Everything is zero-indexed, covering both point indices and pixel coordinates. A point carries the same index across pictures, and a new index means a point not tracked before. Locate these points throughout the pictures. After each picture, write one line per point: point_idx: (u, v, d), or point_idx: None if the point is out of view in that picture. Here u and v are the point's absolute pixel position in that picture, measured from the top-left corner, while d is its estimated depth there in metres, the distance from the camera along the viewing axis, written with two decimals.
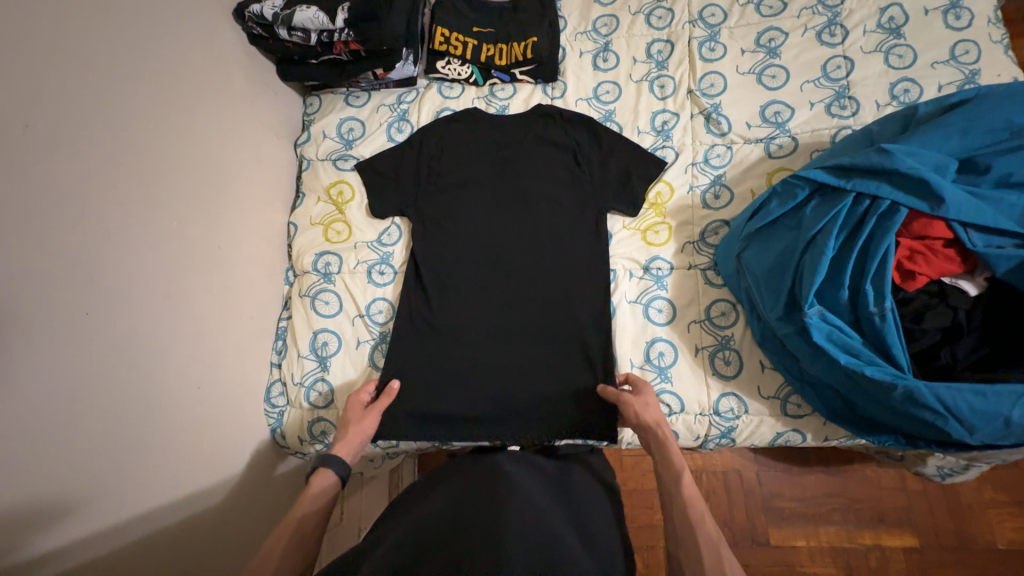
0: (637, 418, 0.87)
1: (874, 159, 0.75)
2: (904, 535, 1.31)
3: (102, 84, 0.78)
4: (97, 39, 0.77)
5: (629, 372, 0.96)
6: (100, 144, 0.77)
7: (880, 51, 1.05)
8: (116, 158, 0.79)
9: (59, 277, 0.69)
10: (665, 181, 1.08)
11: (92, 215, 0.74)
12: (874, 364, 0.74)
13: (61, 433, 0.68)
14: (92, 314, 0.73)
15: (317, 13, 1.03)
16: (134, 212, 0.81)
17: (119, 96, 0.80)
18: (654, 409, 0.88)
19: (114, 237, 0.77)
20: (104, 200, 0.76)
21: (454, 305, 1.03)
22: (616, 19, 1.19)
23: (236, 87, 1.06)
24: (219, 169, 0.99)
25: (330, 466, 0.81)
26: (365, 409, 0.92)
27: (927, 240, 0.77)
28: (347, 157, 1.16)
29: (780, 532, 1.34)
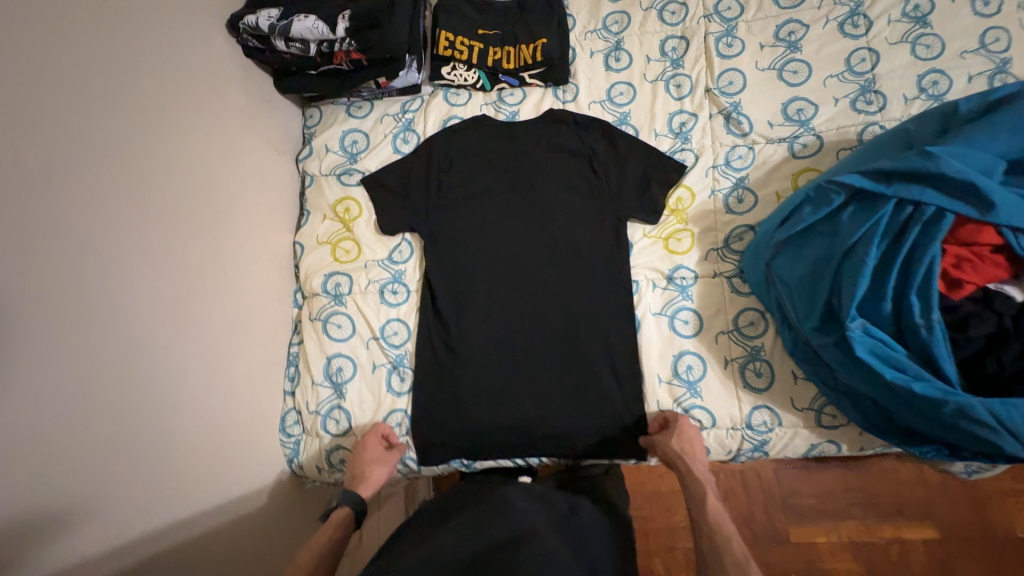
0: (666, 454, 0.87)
1: (918, 162, 0.71)
2: (924, 527, 1.29)
3: (93, 110, 0.72)
4: (83, 61, 0.72)
5: (667, 410, 0.93)
6: (95, 175, 0.72)
7: (906, 41, 1.01)
8: (112, 189, 0.74)
9: (64, 321, 0.65)
10: (685, 186, 1.04)
11: (91, 253, 0.70)
12: (922, 379, 0.70)
13: (71, 485, 0.64)
14: (99, 356, 0.69)
15: (316, 22, 0.98)
16: (135, 248, 0.76)
17: (112, 122, 0.75)
18: (690, 444, 0.87)
19: (115, 273, 0.73)
20: (103, 235, 0.72)
21: (473, 324, 0.99)
22: (627, 16, 1.14)
23: (233, 103, 1.00)
24: (221, 192, 0.94)
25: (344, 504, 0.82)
26: (384, 455, 0.92)
27: (974, 247, 0.74)
28: (352, 172, 1.11)
29: (801, 529, 1.32)
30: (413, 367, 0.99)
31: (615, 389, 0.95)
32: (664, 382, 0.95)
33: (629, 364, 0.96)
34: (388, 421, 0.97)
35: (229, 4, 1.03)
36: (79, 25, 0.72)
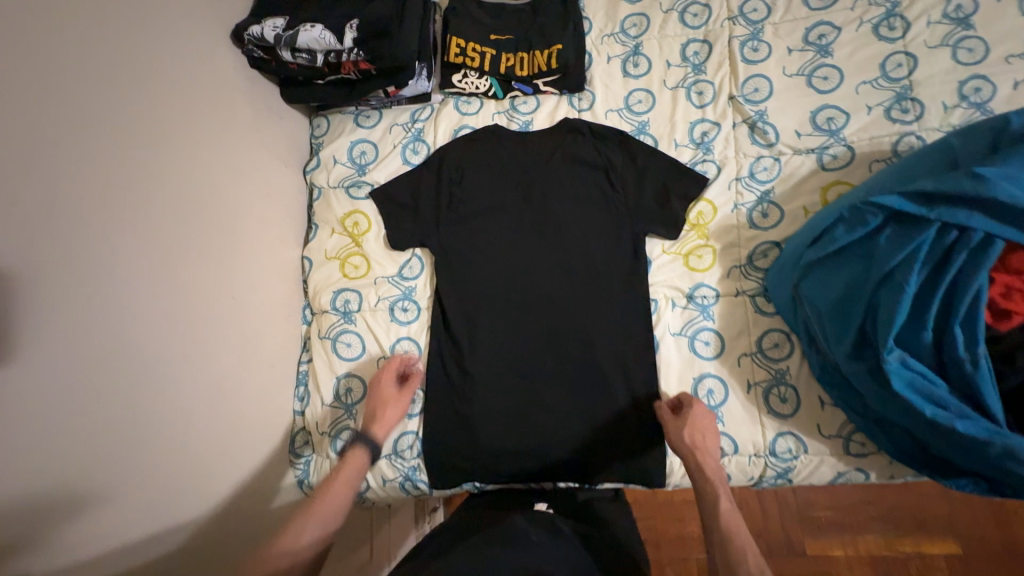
0: (680, 444, 0.83)
1: (966, 185, 0.66)
2: (946, 543, 1.25)
3: (92, 134, 0.70)
4: (82, 83, 0.69)
5: (683, 393, 0.89)
6: (97, 202, 0.69)
7: (946, 45, 0.94)
8: (116, 215, 0.72)
9: (63, 359, 0.64)
10: (707, 200, 0.99)
11: (92, 287, 0.68)
12: (965, 417, 0.66)
13: (65, 524, 0.64)
14: (99, 391, 0.67)
15: (323, 32, 0.95)
16: (138, 277, 0.74)
17: (113, 144, 0.72)
18: (706, 439, 0.83)
19: (119, 302, 0.71)
20: (106, 264, 0.70)
21: (485, 343, 0.97)
22: (647, 19, 1.08)
23: (239, 116, 0.97)
24: (228, 210, 0.92)
25: (363, 449, 0.84)
26: (397, 395, 0.92)
27: None
28: (360, 184, 1.08)
29: (817, 542, 1.29)
30: (424, 388, 0.97)
31: (633, 413, 0.92)
32: None
33: (647, 387, 0.93)
34: (399, 443, 0.96)
35: (234, 12, 0.99)
36: (78, 46, 0.69)
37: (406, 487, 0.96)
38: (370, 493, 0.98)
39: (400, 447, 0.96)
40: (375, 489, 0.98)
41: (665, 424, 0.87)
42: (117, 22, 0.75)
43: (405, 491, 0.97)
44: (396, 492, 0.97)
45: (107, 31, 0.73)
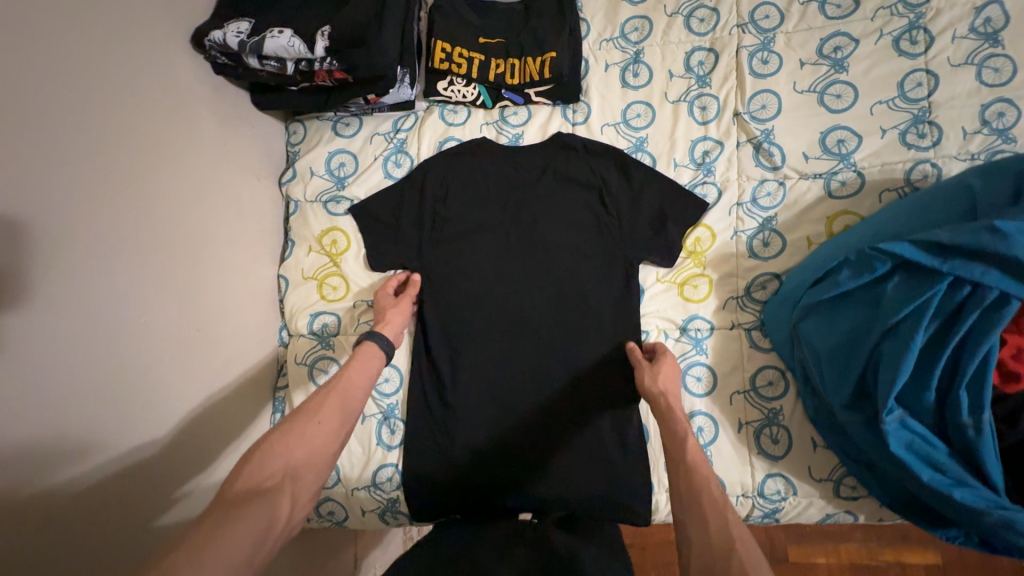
0: (650, 382, 0.78)
1: (985, 240, 0.61)
2: (927, 553, 1.22)
3: (38, 172, 0.63)
4: (24, 114, 0.62)
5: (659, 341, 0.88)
6: (48, 246, 0.64)
7: (971, 63, 0.87)
8: (68, 258, 0.67)
9: (16, 425, 0.60)
10: (705, 226, 0.94)
11: (41, 339, 0.63)
12: (962, 483, 0.64)
13: None
14: (57, 449, 0.64)
15: (292, 39, 0.86)
16: (93, 322, 0.69)
17: (64, 180, 0.66)
18: (674, 381, 0.79)
19: (74, 352, 0.67)
20: (58, 313, 0.65)
21: (469, 373, 0.93)
22: (649, 23, 1.00)
23: (205, 131, 0.90)
24: (193, 236, 0.86)
25: (375, 342, 0.82)
26: (396, 299, 0.91)
27: None
28: (339, 199, 1.02)
29: (800, 549, 1.26)
30: (404, 420, 0.94)
31: (618, 450, 0.89)
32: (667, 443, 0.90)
33: (634, 424, 0.90)
34: (378, 475, 0.93)
35: (195, 12, 0.90)
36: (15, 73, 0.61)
37: (386, 517, 0.94)
38: (350, 523, 0.96)
39: (379, 479, 0.93)
40: (354, 519, 0.96)
41: (637, 367, 0.84)
42: (62, 41, 0.67)
43: (385, 521, 0.95)
44: (376, 522, 0.95)
45: (49, 52, 0.65)
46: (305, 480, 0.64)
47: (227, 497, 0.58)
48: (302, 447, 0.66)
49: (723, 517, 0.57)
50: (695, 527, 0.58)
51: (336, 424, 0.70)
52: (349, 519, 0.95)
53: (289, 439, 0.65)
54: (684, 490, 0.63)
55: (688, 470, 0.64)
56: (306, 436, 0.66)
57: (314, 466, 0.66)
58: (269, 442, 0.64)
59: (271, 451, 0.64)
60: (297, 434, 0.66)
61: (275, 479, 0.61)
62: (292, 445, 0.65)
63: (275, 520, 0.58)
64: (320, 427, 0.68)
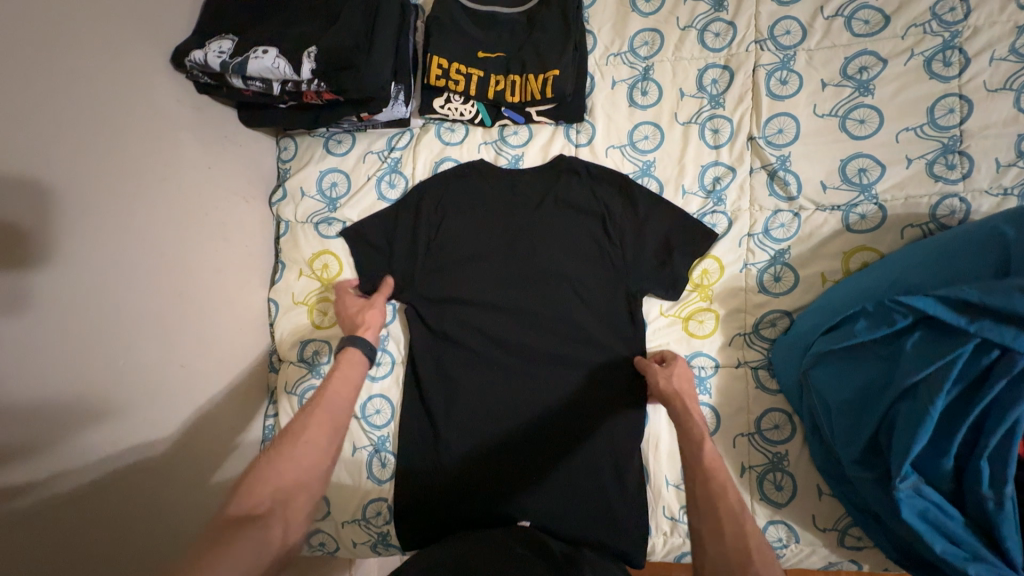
0: (664, 383, 0.76)
1: (1017, 303, 0.56)
2: None
3: (6, 225, 0.58)
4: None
5: (665, 348, 0.85)
6: (16, 304, 0.60)
7: (1009, 88, 0.80)
8: (38, 315, 0.62)
9: None
10: (713, 257, 0.89)
11: (17, 391, 0.60)
12: (980, 559, 0.60)
13: None
14: (31, 517, 0.62)
15: (276, 59, 0.81)
16: (72, 368, 0.67)
17: (30, 232, 0.62)
18: (689, 382, 0.76)
19: (46, 411, 0.63)
20: (24, 376, 0.61)
21: (462, 406, 0.90)
22: (659, 36, 0.94)
23: (187, 157, 0.85)
24: (175, 270, 0.82)
25: (358, 347, 0.77)
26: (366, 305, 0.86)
27: None
28: (331, 221, 0.98)
29: None
30: (394, 453, 0.93)
31: (617, 493, 0.86)
32: (665, 486, 0.88)
33: (634, 466, 0.86)
34: (368, 509, 0.93)
35: (175, 28, 0.84)
36: None
37: (378, 547, 0.94)
38: (342, 552, 0.96)
39: (368, 513, 0.93)
40: (346, 549, 0.96)
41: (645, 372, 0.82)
42: (35, 72, 0.63)
43: (377, 551, 0.95)
44: (368, 552, 0.95)
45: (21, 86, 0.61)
46: (296, 503, 0.62)
47: (218, 522, 0.56)
48: (292, 470, 0.63)
49: (740, 526, 0.57)
50: (713, 537, 0.58)
51: (328, 439, 0.67)
52: (341, 549, 0.95)
53: (282, 460, 0.63)
54: (701, 494, 0.61)
55: (706, 476, 0.62)
56: (297, 458, 0.63)
57: (306, 488, 0.63)
58: (261, 465, 0.62)
59: (264, 474, 0.61)
60: (287, 458, 0.63)
61: (265, 504, 0.59)
62: (283, 468, 0.62)
63: (268, 545, 0.57)
64: (309, 447, 0.65)
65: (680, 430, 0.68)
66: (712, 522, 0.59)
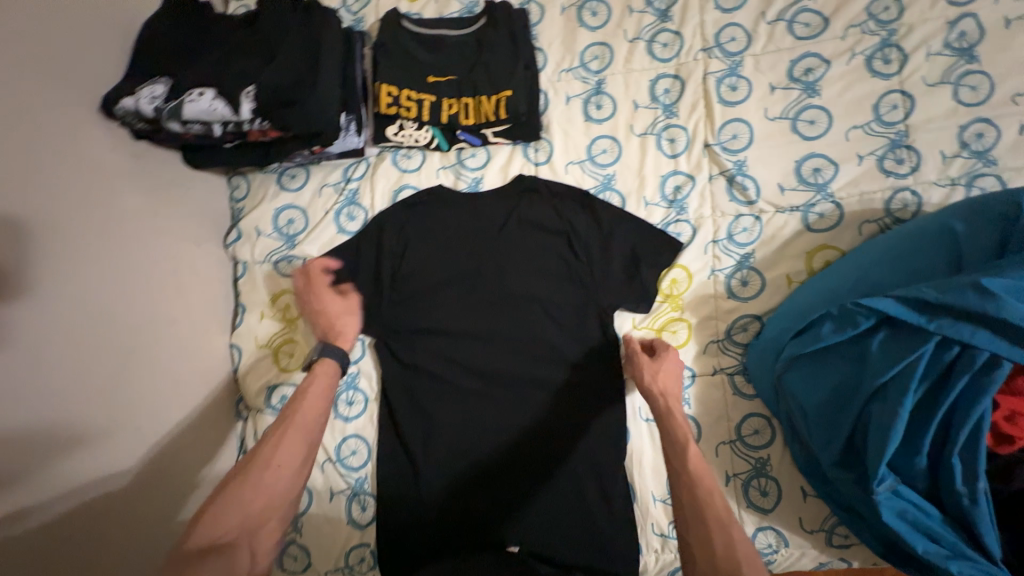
0: (649, 381, 0.74)
1: (972, 300, 0.57)
2: None
3: None
4: None
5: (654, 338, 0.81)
6: None
7: (947, 81, 0.82)
8: None
9: None
10: (681, 266, 0.89)
11: None
12: (961, 556, 0.61)
13: None
14: None
15: (213, 101, 0.79)
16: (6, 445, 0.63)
17: None
18: (675, 379, 0.74)
19: None
20: None
21: (440, 437, 0.87)
22: (609, 49, 0.94)
23: (126, 208, 0.82)
24: (121, 327, 0.79)
25: (331, 359, 0.77)
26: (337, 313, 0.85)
27: None
28: (290, 259, 0.95)
29: None
30: (374, 495, 0.89)
31: (604, 515, 0.84)
32: (653, 503, 0.86)
33: (620, 485, 0.85)
34: (350, 556, 0.89)
35: (104, 73, 0.80)
36: None
37: None
38: None
39: (351, 560, 0.89)
40: None
41: (631, 360, 0.79)
42: None
43: None
44: None
45: None
46: (262, 529, 0.64)
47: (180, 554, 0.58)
48: (260, 496, 0.64)
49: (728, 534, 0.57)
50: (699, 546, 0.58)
51: (298, 462, 0.68)
52: None
53: (249, 488, 0.64)
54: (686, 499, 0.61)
55: (691, 482, 0.62)
56: (265, 484, 0.65)
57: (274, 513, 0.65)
58: (228, 492, 0.63)
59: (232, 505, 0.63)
60: (254, 485, 0.64)
61: (232, 535, 0.61)
62: (250, 495, 0.64)
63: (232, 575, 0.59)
64: (279, 471, 0.66)
65: (665, 434, 0.68)
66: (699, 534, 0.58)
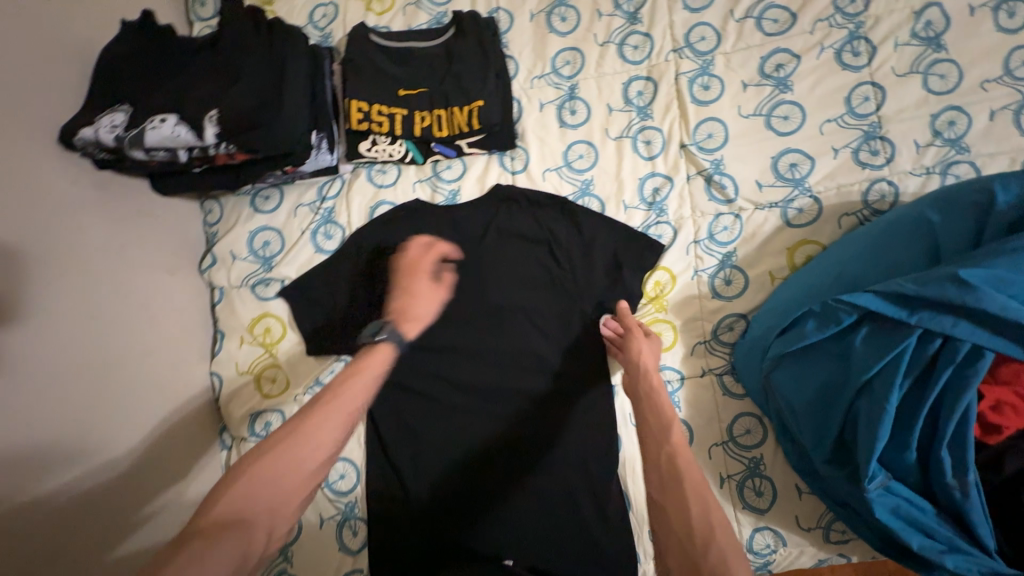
0: (645, 356, 0.73)
1: (951, 292, 0.57)
2: None
3: None
4: None
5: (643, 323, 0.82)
6: None
7: (916, 71, 0.82)
8: None
9: None
10: (664, 268, 0.88)
11: None
12: (956, 549, 0.60)
13: None
14: None
15: (176, 128, 0.77)
16: None
17: None
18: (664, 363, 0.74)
19: None
20: None
21: (430, 454, 0.86)
22: (580, 54, 0.93)
23: (93, 240, 0.79)
24: (94, 363, 0.76)
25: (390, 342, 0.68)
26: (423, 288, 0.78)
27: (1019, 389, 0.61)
28: (267, 281, 0.93)
29: None
30: (365, 519, 0.87)
31: (600, 526, 0.82)
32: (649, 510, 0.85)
33: (614, 494, 0.83)
34: None
35: (63, 103, 0.78)
36: None
37: None
38: None
39: None
40: None
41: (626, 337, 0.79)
42: None
43: None
44: None
45: None
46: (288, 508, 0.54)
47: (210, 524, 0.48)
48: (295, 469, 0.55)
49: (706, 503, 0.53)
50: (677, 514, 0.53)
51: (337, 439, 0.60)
52: None
53: (277, 461, 0.54)
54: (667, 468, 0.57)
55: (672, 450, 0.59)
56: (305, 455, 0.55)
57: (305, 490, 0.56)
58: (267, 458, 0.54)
59: (259, 477, 0.53)
60: (297, 454, 0.55)
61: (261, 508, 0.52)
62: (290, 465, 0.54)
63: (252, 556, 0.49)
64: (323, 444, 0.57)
65: (651, 406, 0.65)
66: (674, 496, 0.55)
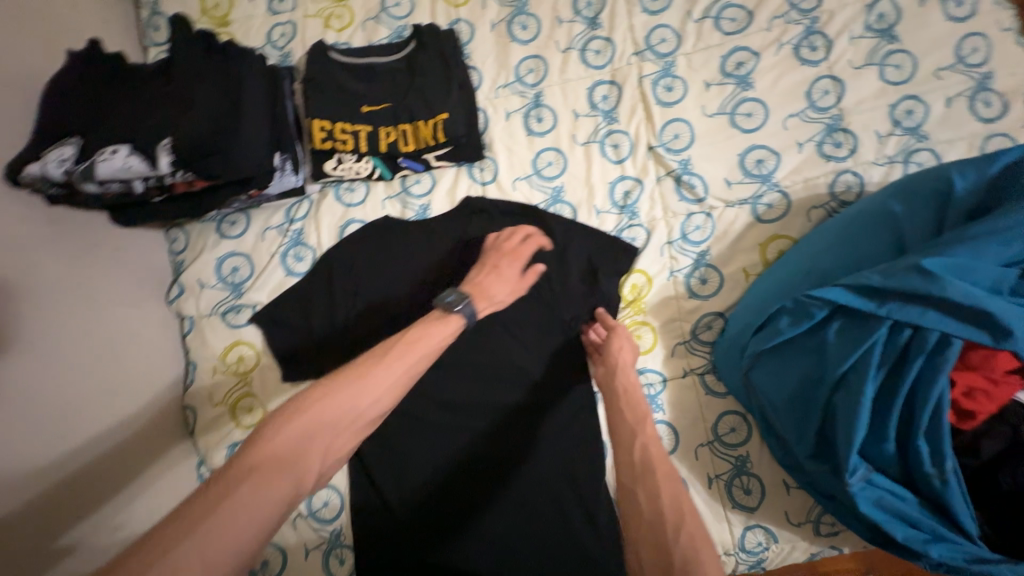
0: (624, 356, 0.77)
1: (916, 282, 0.57)
2: None
3: None
4: None
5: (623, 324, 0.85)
6: None
7: (872, 63, 0.84)
8: None
9: None
10: (639, 271, 0.88)
11: None
12: (939, 538, 0.61)
13: None
14: None
15: (128, 158, 0.75)
16: None
17: None
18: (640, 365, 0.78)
19: None
20: None
21: (414, 476, 0.84)
22: (543, 62, 0.93)
23: (48, 278, 0.77)
24: (54, 405, 0.73)
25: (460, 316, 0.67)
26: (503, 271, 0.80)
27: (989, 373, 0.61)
28: (238, 308, 0.91)
29: None
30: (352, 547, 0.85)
31: (592, 539, 0.81)
32: None
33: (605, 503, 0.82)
34: None
35: (10, 139, 0.75)
36: None
37: None
38: None
39: None
40: None
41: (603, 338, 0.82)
42: None
43: None
44: None
45: None
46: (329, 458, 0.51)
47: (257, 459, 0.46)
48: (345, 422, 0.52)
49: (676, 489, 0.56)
50: (648, 497, 0.55)
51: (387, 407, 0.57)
52: None
53: (325, 409, 0.51)
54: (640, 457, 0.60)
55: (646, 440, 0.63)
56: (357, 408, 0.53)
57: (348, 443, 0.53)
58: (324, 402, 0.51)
59: (314, 419, 0.50)
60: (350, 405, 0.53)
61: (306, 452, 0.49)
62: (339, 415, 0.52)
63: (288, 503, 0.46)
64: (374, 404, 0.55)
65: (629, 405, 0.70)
66: (646, 481, 0.57)
